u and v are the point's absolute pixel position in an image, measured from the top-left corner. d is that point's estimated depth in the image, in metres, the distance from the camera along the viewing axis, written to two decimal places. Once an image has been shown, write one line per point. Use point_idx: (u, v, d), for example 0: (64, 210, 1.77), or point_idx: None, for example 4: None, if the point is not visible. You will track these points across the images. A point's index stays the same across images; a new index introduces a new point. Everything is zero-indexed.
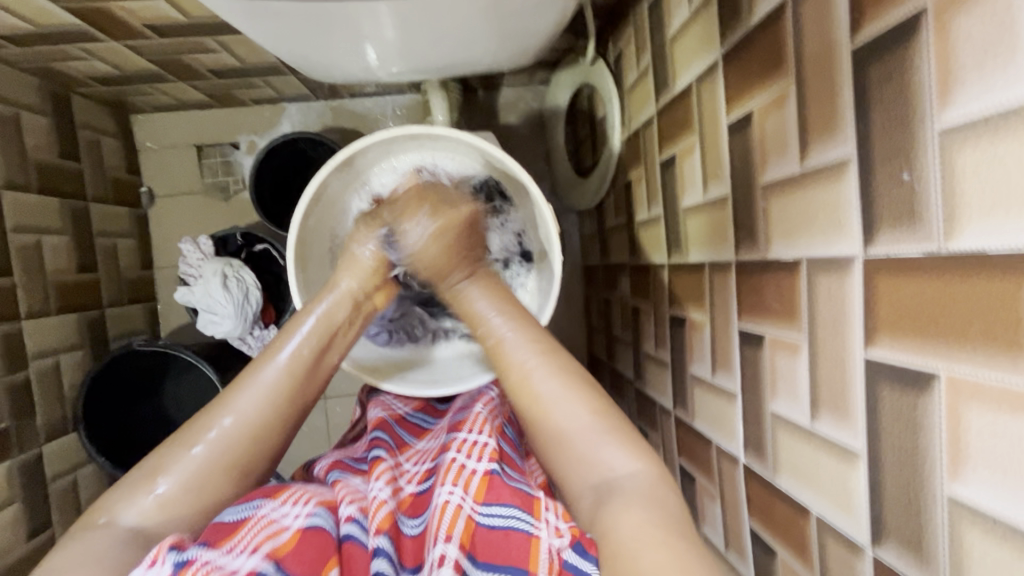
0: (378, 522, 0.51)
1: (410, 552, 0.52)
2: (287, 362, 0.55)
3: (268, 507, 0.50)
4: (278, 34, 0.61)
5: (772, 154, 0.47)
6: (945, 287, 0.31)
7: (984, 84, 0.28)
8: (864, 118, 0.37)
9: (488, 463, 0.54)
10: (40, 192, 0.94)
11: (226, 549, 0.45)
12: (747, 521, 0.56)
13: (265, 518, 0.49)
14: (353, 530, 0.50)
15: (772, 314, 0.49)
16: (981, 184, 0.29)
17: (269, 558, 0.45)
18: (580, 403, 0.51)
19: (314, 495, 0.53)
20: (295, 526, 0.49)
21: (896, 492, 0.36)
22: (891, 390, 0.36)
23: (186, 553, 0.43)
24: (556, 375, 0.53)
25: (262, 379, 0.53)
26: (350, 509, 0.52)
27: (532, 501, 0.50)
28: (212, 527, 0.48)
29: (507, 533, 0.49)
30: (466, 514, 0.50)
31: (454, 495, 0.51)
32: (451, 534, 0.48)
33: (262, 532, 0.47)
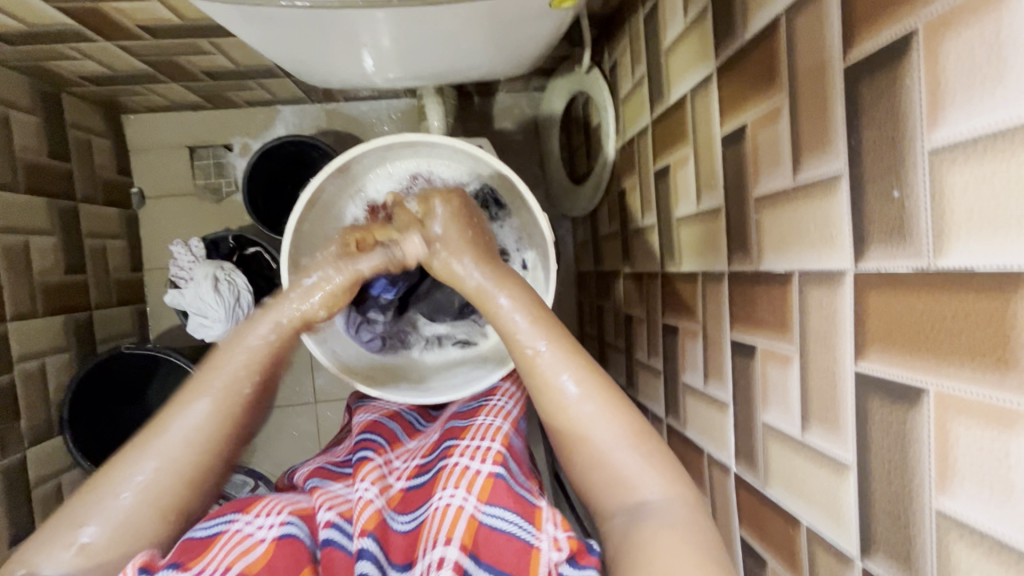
0: (364, 523, 0.50)
1: (399, 550, 0.52)
2: (217, 390, 0.53)
3: (242, 521, 0.50)
4: (274, 39, 0.61)
5: (765, 167, 0.48)
6: (934, 304, 0.32)
7: (972, 107, 0.29)
8: (856, 135, 0.37)
9: (493, 464, 0.54)
10: (28, 192, 0.93)
11: (197, 570, 0.46)
12: (738, 530, 0.57)
13: (238, 532, 0.49)
14: (332, 534, 0.50)
15: (764, 325, 0.50)
16: (969, 204, 0.30)
17: (242, 574, 0.45)
18: (616, 424, 0.51)
19: (289, 505, 0.53)
20: (269, 538, 0.49)
21: (884, 505, 0.37)
22: (880, 404, 0.36)
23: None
24: (595, 391, 0.53)
25: (191, 414, 0.52)
26: (329, 514, 0.51)
27: (532, 511, 0.51)
28: (182, 546, 0.48)
29: (508, 538, 0.49)
30: (468, 515, 0.50)
31: (455, 497, 0.51)
32: (451, 537, 0.48)
33: (234, 548, 0.48)
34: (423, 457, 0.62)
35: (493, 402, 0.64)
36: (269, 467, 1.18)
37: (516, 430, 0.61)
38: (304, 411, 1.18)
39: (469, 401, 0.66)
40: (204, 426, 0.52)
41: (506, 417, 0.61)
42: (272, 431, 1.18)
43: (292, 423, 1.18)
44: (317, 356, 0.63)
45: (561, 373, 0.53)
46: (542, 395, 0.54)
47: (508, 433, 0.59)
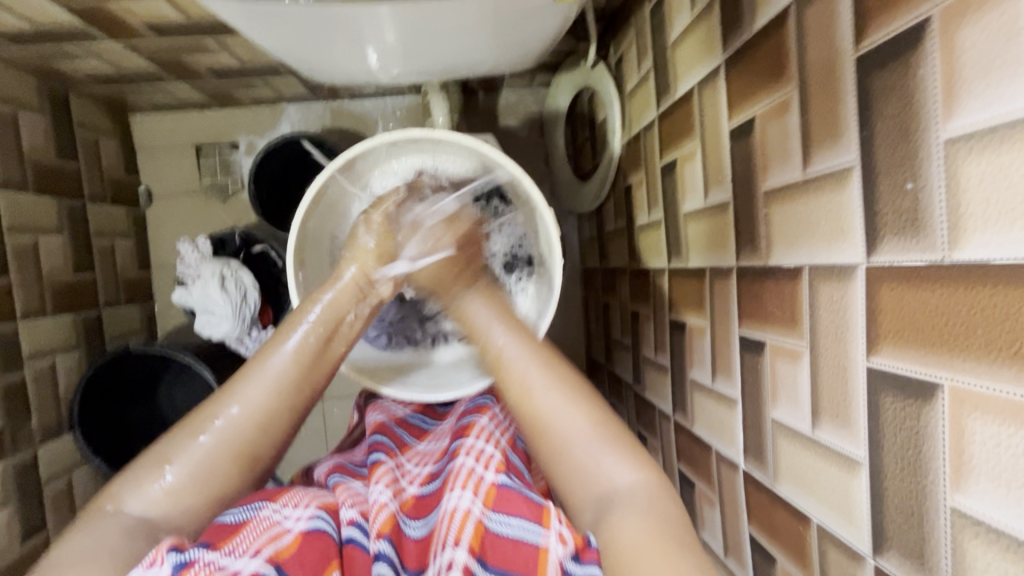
0: (381, 525, 0.50)
1: (412, 554, 0.52)
2: (294, 354, 0.54)
3: (270, 509, 0.50)
4: (279, 36, 0.61)
5: (774, 161, 0.47)
6: (949, 298, 0.31)
7: (988, 96, 0.28)
8: (868, 126, 0.37)
9: (496, 472, 0.54)
10: (37, 191, 0.94)
11: (226, 550, 0.44)
12: (747, 527, 0.56)
13: (267, 519, 0.49)
14: (355, 532, 0.50)
15: (772, 321, 0.49)
16: (986, 195, 0.29)
17: (272, 561, 0.45)
18: (582, 412, 0.51)
19: (315, 500, 0.54)
20: (297, 529, 0.48)
21: (897, 502, 0.36)
22: (893, 399, 0.36)
23: (188, 554, 0.42)
24: (556, 385, 0.52)
25: (256, 386, 0.52)
26: (352, 512, 0.51)
27: (541, 511, 0.50)
28: (212, 529, 0.48)
29: (515, 543, 0.48)
30: (475, 518, 0.50)
31: (463, 501, 0.51)
32: (460, 539, 0.49)
33: (264, 534, 0.47)
34: (435, 463, 0.61)
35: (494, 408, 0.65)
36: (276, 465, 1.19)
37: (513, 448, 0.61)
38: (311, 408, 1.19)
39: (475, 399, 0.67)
40: (276, 394, 0.52)
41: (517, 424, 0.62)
42: None
43: None
44: None
45: (527, 364, 0.54)
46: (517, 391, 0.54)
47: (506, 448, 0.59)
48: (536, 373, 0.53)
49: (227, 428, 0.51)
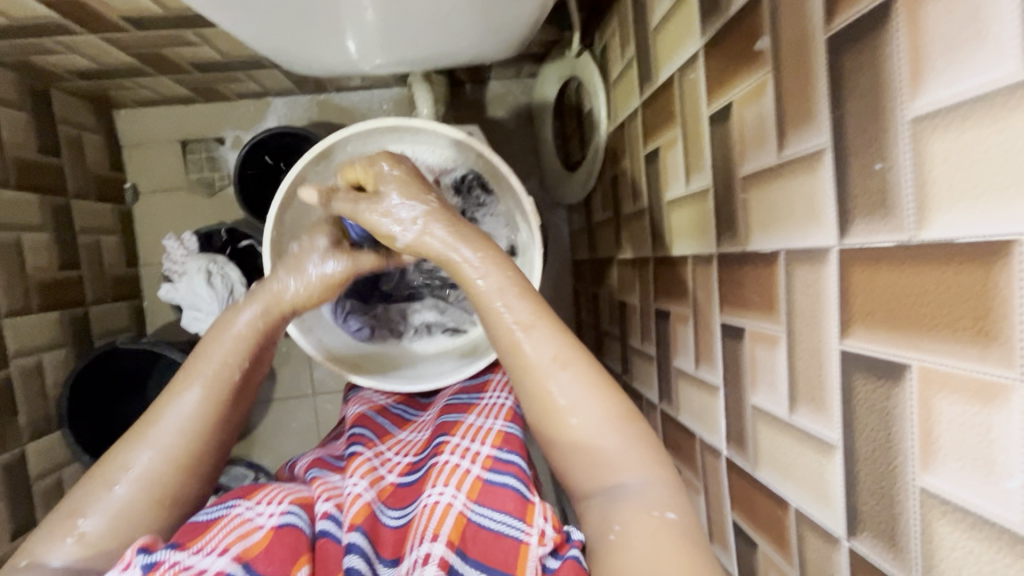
0: (353, 516, 0.50)
1: (388, 544, 0.51)
2: (204, 391, 0.54)
3: (243, 506, 0.51)
4: (254, 27, 0.60)
5: (752, 146, 0.47)
6: (916, 278, 0.31)
7: (952, 72, 0.28)
8: (840, 107, 0.36)
9: (483, 468, 0.54)
10: (19, 188, 0.93)
11: (195, 548, 0.45)
12: (730, 513, 0.56)
13: (239, 517, 0.49)
14: (327, 526, 0.50)
15: (751, 307, 0.49)
16: (951, 173, 0.29)
17: (239, 558, 0.45)
18: (598, 409, 0.49)
19: (290, 494, 0.53)
20: (268, 525, 0.48)
21: (870, 484, 0.36)
22: (865, 381, 0.35)
23: (155, 555, 0.43)
24: (583, 387, 0.50)
25: (182, 407, 0.53)
26: (325, 505, 0.52)
27: (525, 507, 0.50)
28: (185, 529, 0.48)
29: (497, 536, 0.49)
30: (456, 511, 0.50)
31: (444, 495, 0.51)
32: (438, 533, 0.48)
33: (233, 532, 0.47)
34: (416, 455, 0.62)
35: (486, 399, 0.64)
36: (269, 460, 1.19)
37: (512, 424, 0.60)
38: (302, 403, 1.19)
39: (460, 392, 0.66)
40: (191, 432, 0.53)
41: (500, 415, 0.61)
42: (271, 424, 1.18)
43: (291, 416, 1.18)
44: (301, 343, 0.63)
45: (547, 370, 0.51)
46: (524, 376, 0.52)
47: (501, 431, 0.58)
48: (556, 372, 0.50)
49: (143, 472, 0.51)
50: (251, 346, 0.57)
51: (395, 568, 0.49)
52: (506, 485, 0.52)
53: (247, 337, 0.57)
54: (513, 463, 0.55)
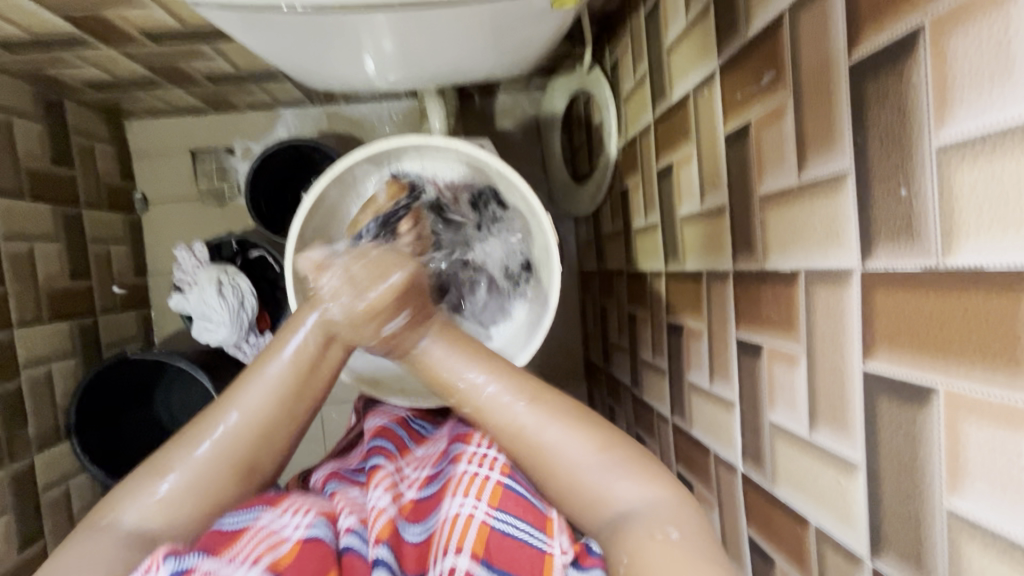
0: (377, 533, 0.51)
1: (411, 559, 0.52)
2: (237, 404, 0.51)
3: (267, 518, 0.51)
4: (276, 45, 0.61)
5: (771, 166, 0.48)
6: (942, 305, 0.32)
7: (979, 105, 0.29)
8: (862, 133, 0.37)
9: (502, 473, 0.54)
10: (33, 198, 0.93)
11: (225, 559, 0.45)
12: (745, 529, 0.57)
13: (265, 528, 0.49)
14: (353, 540, 0.50)
15: (769, 324, 0.50)
16: (978, 203, 0.29)
17: (270, 569, 0.46)
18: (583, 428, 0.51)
19: (315, 506, 0.54)
20: (294, 537, 0.49)
21: (894, 505, 0.36)
22: (890, 404, 0.36)
23: (185, 561, 0.42)
24: (548, 416, 0.51)
25: (189, 461, 0.49)
26: (349, 521, 0.52)
27: (544, 519, 0.51)
28: (209, 536, 0.48)
29: (520, 545, 0.50)
30: (477, 522, 0.51)
31: (466, 506, 0.52)
32: (462, 547, 0.49)
33: (262, 543, 0.48)
34: (433, 466, 0.62)
35: None
36: None
37: None
38: None
39: None
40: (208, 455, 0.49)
41: None
42: None
43: None
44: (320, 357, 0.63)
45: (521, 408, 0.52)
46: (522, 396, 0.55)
47: None
48: (558, 414, 0.52)
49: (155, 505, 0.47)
50: (290, 394, 0.52)
51: None
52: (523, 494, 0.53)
53: (291, 377, 0.52)
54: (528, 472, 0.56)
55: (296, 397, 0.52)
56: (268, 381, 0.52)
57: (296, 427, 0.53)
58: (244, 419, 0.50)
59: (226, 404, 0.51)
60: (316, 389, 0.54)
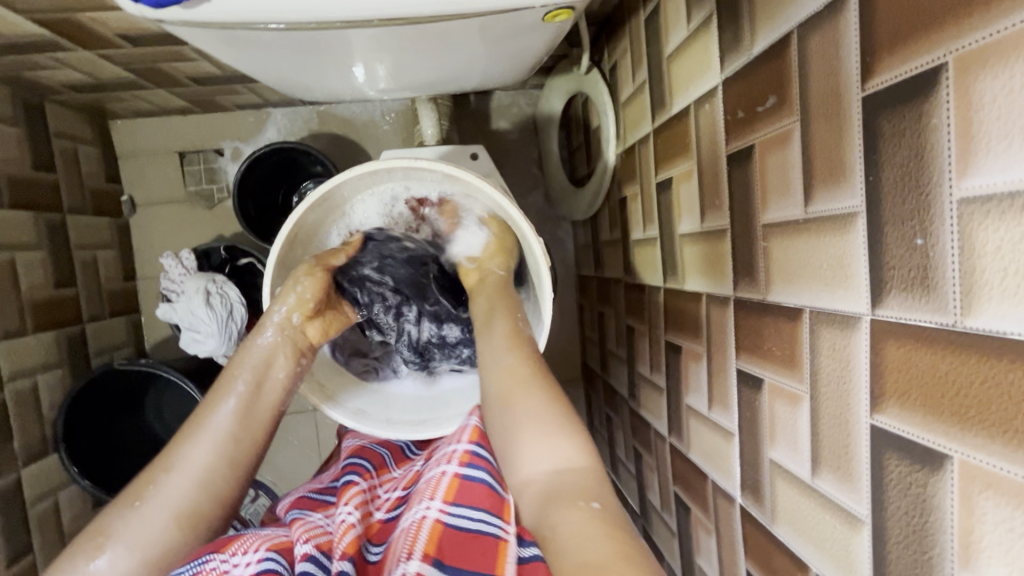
0: (342, 546, 0.49)
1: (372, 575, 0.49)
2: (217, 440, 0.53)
3: (218, 560, 0.47)
4: (255, 58, 0.58)
5: (774, 193, 0.45)
6: (959, 368, 0.29)
7: (1009, 157, 0.26)
8: (875, 171, 0.34)
9: (459, 464, 0.53)
10: (13, 207, 0.90)
11: None
12: (743, 562, 0.55)
13: (214, 571, 0.46)
14: (309, 567, 0.46)
15: (771, 358, 0.48)
16: (1002, 265, 0.27)
17: None
18: (550, 420, 0.49)
19: (266, 541, 0.49)
20: None
21: (900, 567, 0.34)
22: (898, 463, 0.34)
23: None
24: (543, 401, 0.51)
25: (132, 526, 0.48)
26: (306, 547, 0.48)
27: (501, 505, 0.50)
28: None
29: (474, 536, 0.48)
30: (432, 519, 0.49)
31: (422, 507, 0.50)
32: (414, 549, 0.46)
33: None
34: (405, 487, 0.59)
35: None
36: (270, 475, 1.17)
37: None
38: (303, 419, 1.17)
39: None
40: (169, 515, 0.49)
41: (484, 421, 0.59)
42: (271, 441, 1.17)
43: (293, 432, 1.17)
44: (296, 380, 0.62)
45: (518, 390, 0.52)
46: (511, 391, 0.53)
47: (476, 426, 0.57)
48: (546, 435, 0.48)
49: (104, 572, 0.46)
50: (235, 438, 0.54)
51: None
52: (479, 481, 0.52)
53: (237, 425, 0.54)
54: (487, 460, 0.54)
55: (239, 445, 0.54)
56: (213, 427, 0.53)
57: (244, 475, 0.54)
58: (187, 472, 0.51)
59: (164, 464, 0.51)
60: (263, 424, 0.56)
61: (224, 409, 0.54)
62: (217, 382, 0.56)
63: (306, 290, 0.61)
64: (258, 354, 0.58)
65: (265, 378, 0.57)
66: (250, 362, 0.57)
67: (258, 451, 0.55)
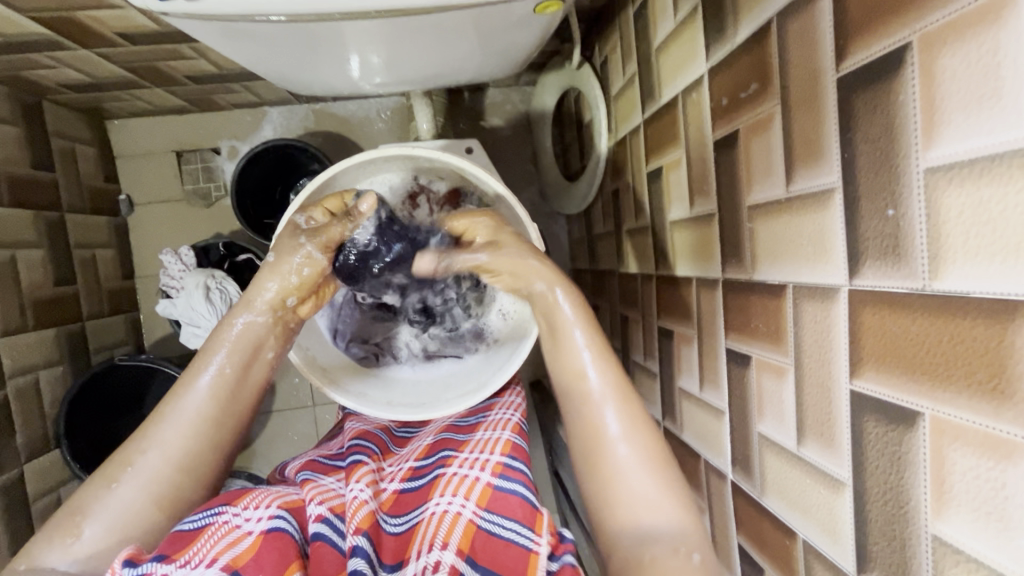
0: (358, 521, 0.51)
1: (388, 550, 0.52)
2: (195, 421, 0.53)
3: (230, 512, 0.49)
4: (255, 52, 0.59)
5: (758, 175, 0.47)
6: (928, 328, 0.31)
7: (968, 127, 0.28)
8: (850, 148, 0.36)
9: (492, 474, 0.55)
10: (13, 205, 0.91)
11: (183, 560, 0.45)
12: (735, 536, 0.57)
13: (226, 524, 0.48)
14: (322, 529, 0.50)
15: (758, 335, 0.49)
16: (965, 228, 0.29)
17: (228, 568, 0.45)
18: (637, 446, 0.50)
19: (278, 497, 0.53)
20: (257, 530, 0.48)
21: (879, 524, 0.36)
22: (876, 424, 0.36)
23: (141, 568, 0.43)
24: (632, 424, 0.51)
25: (106, 500, 0.49)
26: (319, 509, 0.52)
27: (534, 516, 0.51)
28: (171, 537, 0.47)
29: (507, 543, 0.49)
30: (466, 519, 0.52)
31: (454, 505, 0.53)
32: (447, 541, 0.50)
33: (222, 540, 0.47)
34: (417, 459, 0.62)
35: (492, 417, 0.65)
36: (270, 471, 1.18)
37: (519, 436, 0.61)
38: (302, 414, 1.18)
39: (467, 416, 0.68)
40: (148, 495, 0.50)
41: (507, 426, 0.62)
42: (271, 436, 1.17)
43: (292, 427, 1.18)
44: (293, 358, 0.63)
45: (603, 405, 0.52)
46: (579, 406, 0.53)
47: (509, 440, 0.59)
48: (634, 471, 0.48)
49: (84, 548, 0.48)
50: (213, 420, 0.54)
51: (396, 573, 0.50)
52: (515, 492, 0.53)
53: (215, 404, 0.54)
54: (522, 471, 0.55)
55: (218, 427, 0.54)
56: (191, 407, 0.53)
57: (223, 448, 0.55)
58: (164, 453, 0.51)
59: (142, 444, 0.52)
60: (243, 405, 0.56)
61: (201, 387, 0.54)
62: (196, 361, 0.56)
63: (304, 272, 0.59)
64: (236, 339, 0.56)
65: (250, 361, 0.57)
66: (232, 346, 0.56)
67: (238, 431, 0.56)
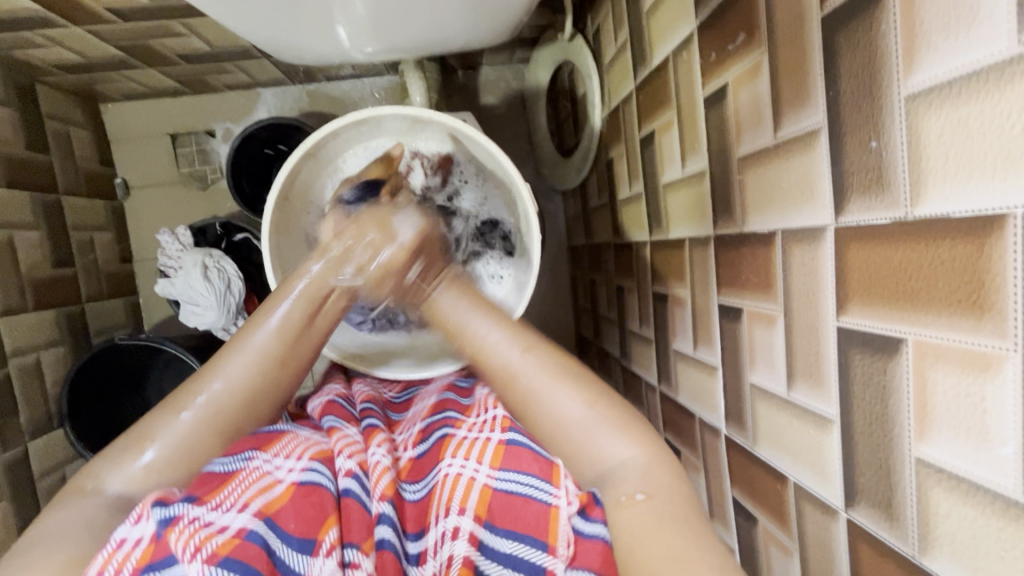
0: (383, 489, 0.52)
1: (411, 518, 0.53)
2: (256, 359, 0.53)
3: (260, 459, 0.52)
4: (246, 18, 0.59)
5: (747, 127, 0.47)
6: (910, 254, 0.32)
7: (947, 48, 0.28)
8: (834, 85, 0.36)
9: (502, 431, 0.54)
10: (9, 185, 0.92)
11: (212, 504, 0.46)
12: (730, 490, 0.57)
13: (257, 470, 0.51)
14: (352, 485, 0.51)
15: (748, 288, 0.50)
16: (945, 150, 0.29)
17: (261, 513, 0.47)
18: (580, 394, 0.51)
19: (311, 448, 0.55)
20: (289, 481, 0.50)
21: (866, 456, 0.37)
22: (861, 357, 0.36)
23: (172, 510, 0.44)
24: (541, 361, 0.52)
25: (174, 427, 0.50)
26: (348, 464, 0.53)
27: (550, 467, 0.51)
28: (201, 479, 0.49)
29: (524, 500, 0.50)
30: (480, 484, 0.51)
31: (466, 468, 0.53)
32: (465, 506, 0.50)
33: (253, 487, 0.49)
34: (423, 421, 0.62)
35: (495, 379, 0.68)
36: None
37: None
38: None
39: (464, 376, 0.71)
40: (208, 428, 0.51)
41: None
42: None
43: None
44: None
45: (508, 348, 0.54)
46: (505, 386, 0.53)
47: None
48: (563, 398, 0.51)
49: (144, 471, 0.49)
50: (273, 364, 0.54)
51: (420, 542, 0.52)
52: (525, 447, 0.53)
53: (277, 345, 0.54)
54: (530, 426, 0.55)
55: (280, 368, 0.54)
56: (251, 347, 0.53)
57: (280, 398, 0.55)
58: (227, 386, 0.52)
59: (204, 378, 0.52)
60: (304, 352, 0.56)
61: (270, 327, 0.54)
62: (266, 303, 0.56)
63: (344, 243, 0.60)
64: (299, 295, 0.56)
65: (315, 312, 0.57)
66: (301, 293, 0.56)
67: (298, 375, 0.56)
